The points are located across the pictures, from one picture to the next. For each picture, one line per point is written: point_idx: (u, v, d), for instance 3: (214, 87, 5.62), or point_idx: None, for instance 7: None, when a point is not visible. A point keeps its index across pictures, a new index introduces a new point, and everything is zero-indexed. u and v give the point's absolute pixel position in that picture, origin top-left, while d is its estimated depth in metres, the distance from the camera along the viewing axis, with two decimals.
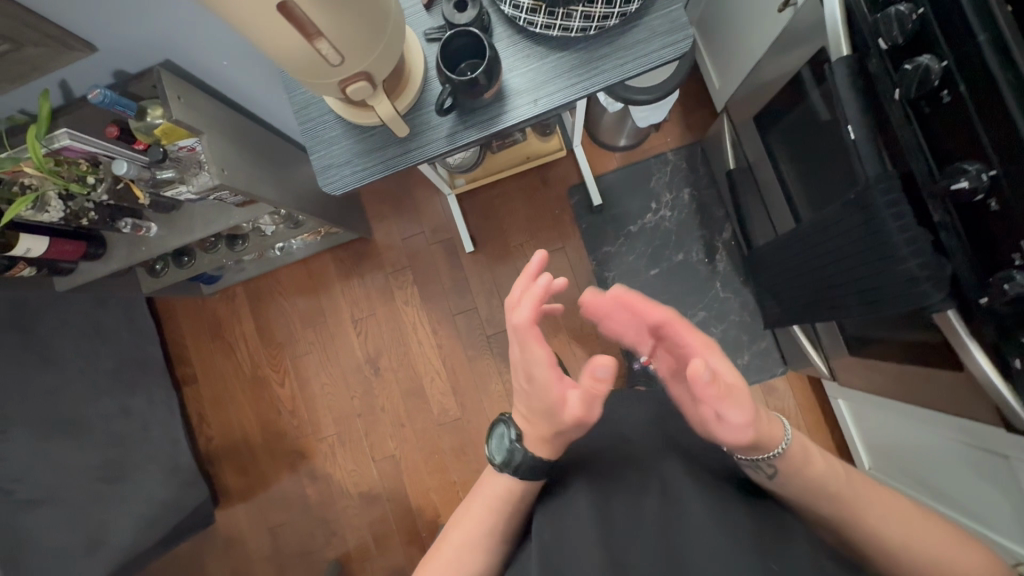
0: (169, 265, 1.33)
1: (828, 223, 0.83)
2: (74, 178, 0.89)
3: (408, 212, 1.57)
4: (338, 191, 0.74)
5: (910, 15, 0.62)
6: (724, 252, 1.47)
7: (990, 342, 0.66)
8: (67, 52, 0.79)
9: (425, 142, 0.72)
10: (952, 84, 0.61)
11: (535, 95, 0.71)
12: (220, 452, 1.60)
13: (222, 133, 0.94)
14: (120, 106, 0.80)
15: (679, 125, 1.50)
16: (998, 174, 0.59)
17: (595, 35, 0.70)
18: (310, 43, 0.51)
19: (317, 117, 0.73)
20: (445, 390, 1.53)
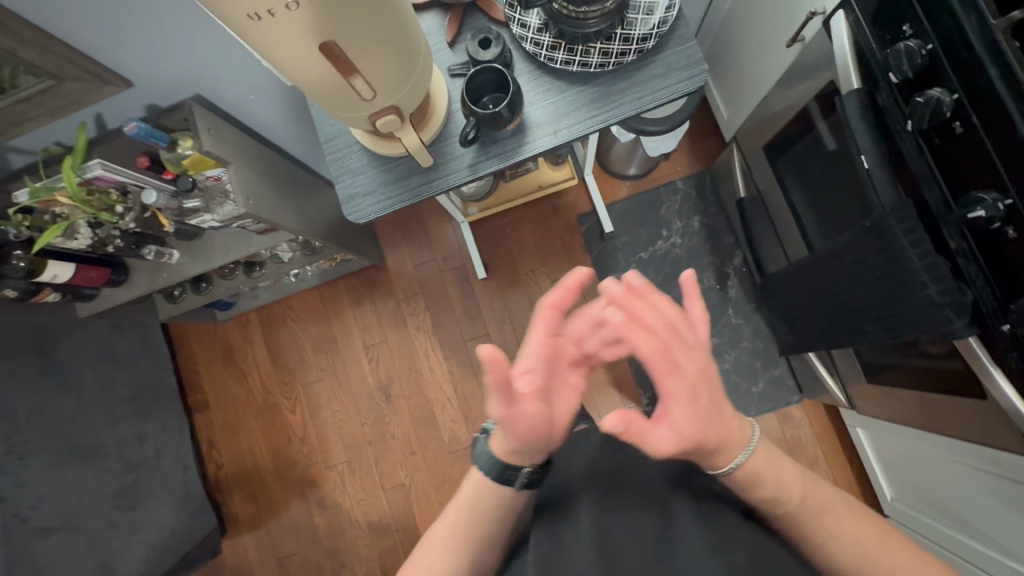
0: (187, 291, 1.35)
1: (841, 250, 0.83)
2: (104, 207, 0.92)
3: (420, 240, 1.59)
4: (362, 219, 0.76)
5: (919, 51, 0.64)
6: (735, 278, 1.48)
7: (1014, 370, 0.66)
8: (105, 86, 0.82)
9: (448, 172, 0.74)
10: (964, 115, 0.63)
11: (555, 127, 0.73)
12: (228, 480, 1.58)
13: (247, 163, 0.97)
14: (153, 138, 0.83)
15: (687, 154, 1.53)
16: (1014, 203, 0.60)
17: (613, 71, 0.72)
18: (345, 79, 0.53)
19: (343, 148, 0.75)
20: (457, 416, 1.52)
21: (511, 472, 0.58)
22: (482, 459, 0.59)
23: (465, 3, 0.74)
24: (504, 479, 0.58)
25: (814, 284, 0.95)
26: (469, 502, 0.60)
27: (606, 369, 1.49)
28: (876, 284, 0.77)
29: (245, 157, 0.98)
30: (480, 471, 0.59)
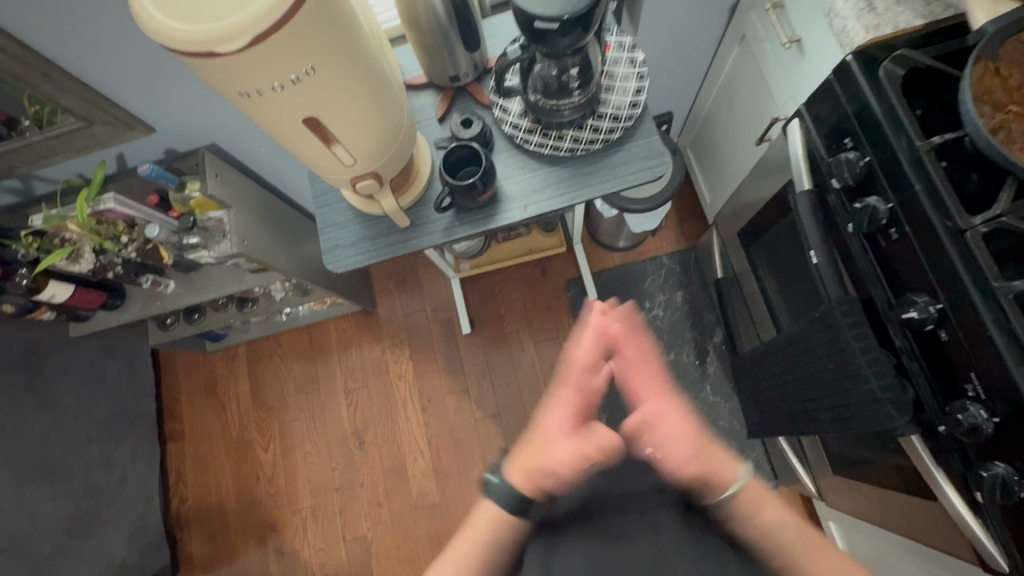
0: (179, 320, 1.40)
1: (797, 337, 0.86)
2: (110, 236, 0.99)
3: (412, 291, 1.65)
4: (339, 269, 0.81)
5: (858, 161, 0.70)
6: (714, 355, 1.50)
7: (956, 472, 0.67)
8: (129, 131, 0.92)
9: (423, 233, 0.79)
10: (899, 223, 0.68)
11: (525, 201, 0.79)
12: (189, 515, 1.55)
13: (249, 208, 1.05)
14: (163, 179, 0.91)
15: (674, 232, 1.60)
16: (944, 307, 0.64)
17: (583, 155, 0.79)
18: (328, 147, 0.60)
19: (331, 204, 0.82)
20: (427, 470, 1.50)
21: (526, 505, 0.68)
22: (496, 495, 0.68)
23: (455, 86, 0.83)
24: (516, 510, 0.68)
25: (776, 368, 0.97)
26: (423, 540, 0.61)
27: None
28: (826, 373, 0.79)
29: (247, 201, 1.05)
30: (495, 505, 0.68)
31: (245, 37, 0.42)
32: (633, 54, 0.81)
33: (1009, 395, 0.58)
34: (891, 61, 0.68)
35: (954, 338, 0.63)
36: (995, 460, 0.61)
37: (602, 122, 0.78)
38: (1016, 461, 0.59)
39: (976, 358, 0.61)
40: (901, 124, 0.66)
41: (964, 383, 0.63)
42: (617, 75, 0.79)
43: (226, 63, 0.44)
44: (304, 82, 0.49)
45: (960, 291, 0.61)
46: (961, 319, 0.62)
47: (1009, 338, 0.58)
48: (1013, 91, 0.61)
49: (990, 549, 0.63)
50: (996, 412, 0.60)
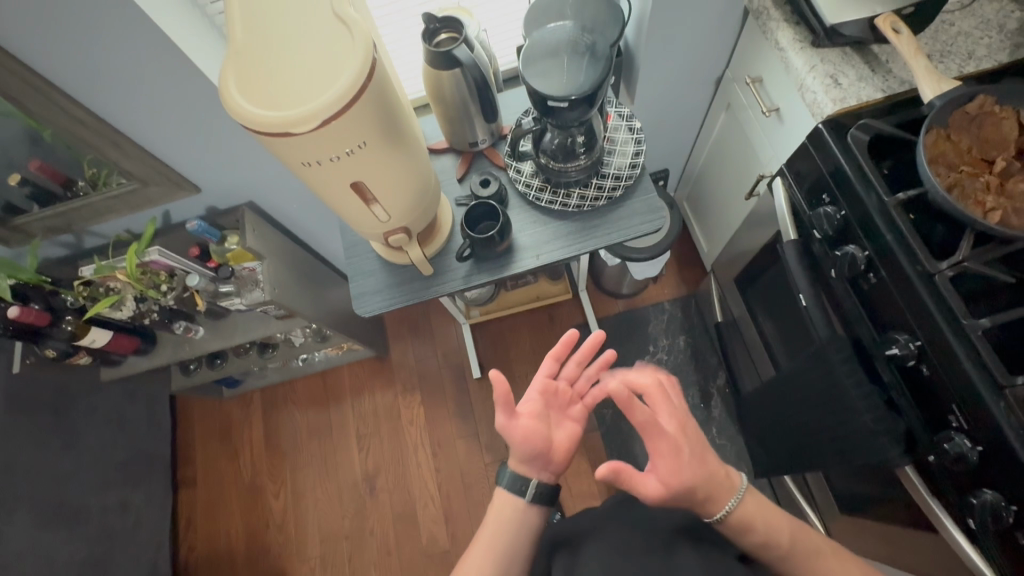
0: (202, 365, 1.46)
1: (793, 376, 0.92)
2: (151, 285, 1.07)
3: (424, 336, 1.71)
4: (367, 314, 0.88)
5: (836, 215, 0.79)
6: (718, 398, 1.54)
7: (951, 501, 0.70)
8: (178, 190, 1.01)
9: (444, 280, 0.87)
10: (876, 269, 0.75)
11: (538, 251, 0.87)
12: (197, 566, 1.54)
13: (281, 259, 1.14)
14: (207, 234, 1.01)
15: (674, 279, 1.68)
16: (923, 344, 0.70)
17: (589, 210, 0.88)
18: (367, 206, 0.68)
19: (360, 254, 0.90)
20: (437, 516, 1.50)
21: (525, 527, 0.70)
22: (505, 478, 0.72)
23: (474, 151, 0.94)
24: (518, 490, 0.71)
25: (776, 407, 1.01)
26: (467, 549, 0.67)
27: (590, 479, 1.49)
28: (823, 409, 0.84)
29: (279, 252, 1.14)
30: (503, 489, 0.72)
31: (315, 120, 0.52)
32: (631, 123, 0.92)
33: (989, 424, 0.63)
34: (857, 128, 0.78)
35: (934, 372, 0.69)
36: (984, 487, 0.65)
37: (606, 181, 0.88)
38: (1003, 487, 0.63)
39: (956, 390, 0.67)
40: (870, 182, 0.75)
41: (948, 415, 0.68)
42: (618, 140, 0.90)
43: (296, 140, 0.53)
44: (355, 154, 0.59)
45: (935, 329, 0.68)
46: (939, 355, 0.68)
47: (982, 371, 0.64)
48: (963, 153, 0.71)
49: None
50: (978, 440, 0.65)
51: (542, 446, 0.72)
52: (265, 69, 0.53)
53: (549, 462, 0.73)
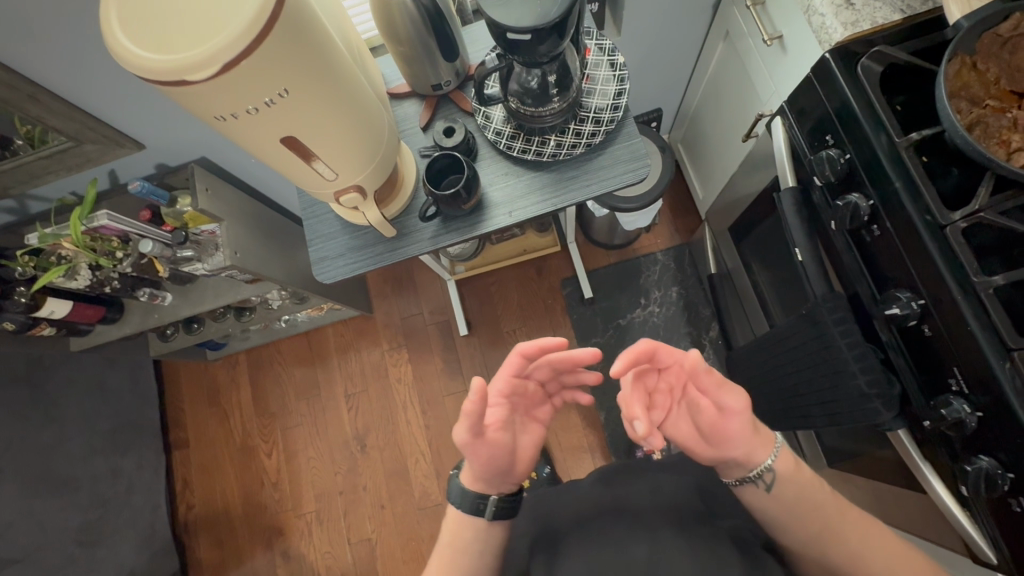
0: (178, 330, 1.42)
1: (785, 335, 0.87)
2: (104, 252, 1.01)
3: (408, 293, 1.66)
4: (328, 280, 0.82)
5: (839, 159, 0.71)
6: (711, 350, 1.50)
7: (944, 466, 0.67)
8: (117, 148, 0.94)
9: (409, 242, 0.80)
10: (880, 220, 0.68)
11: (511, 207, 0.80)
12: (196, 523, 1.57)
13: (241, 220, 1.06)
14: (155, 196, 0.93)
15: (668, 228, 1.61)
16: (926, 303, 0.64)
17: (565, 160, 0.80)
18: (308, 163, 0.61)
19: (319, 215, 0.83)
20: (428, 472, 1.51)
21: (482, 502, 0.68)
22: (455, 493, 0.70)
23: (438, 95, 0.84)
24: (475, 509, 0.69)
25: (768, 364, 0.97)
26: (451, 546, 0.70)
27: (580, 433, 1.48)
28: (813, 370, 0.80)
29: (238, 212, 1.06)
30: (453, 505, 0.70)
31: (215, 64, 0.43)
32: (614, 57, 0.81)
33: (992, 389, 0.59)
34: (868, 57, 0.68)
35: (937, 333, 0.64)
36: (979, 453, 0.62)
37: (584, 127, 0.79)
38: (1000, 454, 0.59)
39: (959, 353, 0.61)
40: (879, 120, 0.67)
41: (948, 378, 0.64)
42: (598, 79, 0.80)
43: (200, 90, 0.45)
44: (278, 104, 0.50)
45: (941, 286, 0.62)
46: (943, 315, 0.62)
47: (988, 333, 0.58)
48: (990, 86, 0.61)
49: (978, 541, 0.64)
50: (978, 405, 0.61)
51: (507, 457, 0.67)
52: (153, 7, 0.45)
53: (510, 474, 0.69)
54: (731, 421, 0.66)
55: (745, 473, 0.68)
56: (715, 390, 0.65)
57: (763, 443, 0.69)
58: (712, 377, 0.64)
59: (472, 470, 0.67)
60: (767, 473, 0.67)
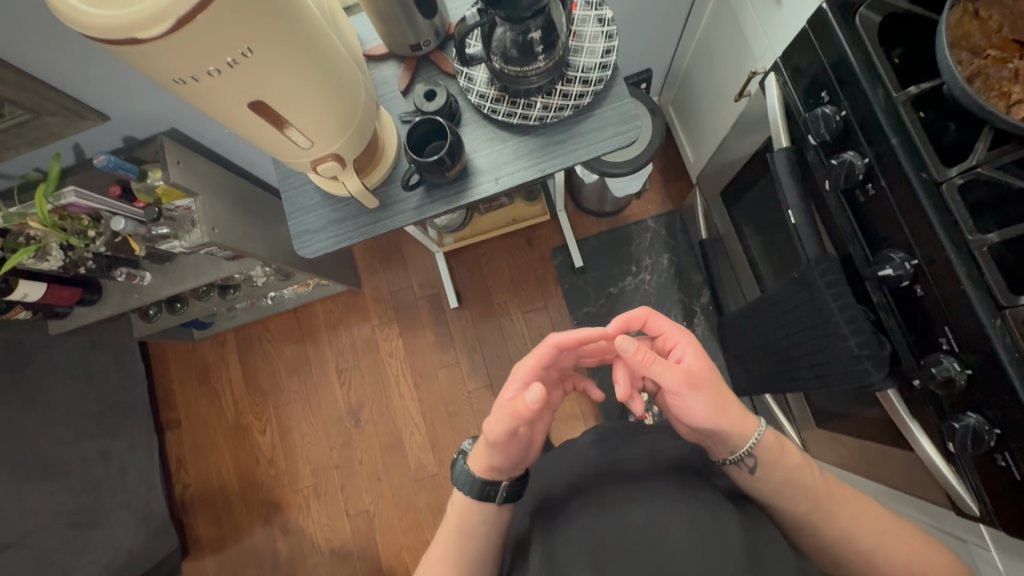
0: (161, 310, 1.39)
1: (777, 299, 0.86)
2: (76, 231, 0.98)
3: (397, 267, 1.63)
4: (311, 254, 0.79)
5: (834, 116, 0.69)
6: (702, 316, 1.50)
7: (931, 423, 0.68)
8: (79, 120, 0.89)
9: (393, 212, 0.78)
10: (875, 178, 0.67)
11: (497, 174, 0.77)
12: (194, 500, 1.58)
13: (217, 194, 1.02)
14: (121, 169, 0.89)
15: (658, 193, 1.58)
16: (920, 263, 0.63)
17: (553, 123, 0.77)
18: (281, 131, 0.57)
19: (297, 187, 0.80)
20: (423, 444, 1.52)
21: (491, 489, 0.66)
22: (463, 481, 0.67)
23: (418, 56, 0.80)
24: (485, 495, 0.66)
25: (760, 328, 0.97)
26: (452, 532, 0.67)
27: (573, 401, 1.49)
28: (804, 333, 0.80)
29: (213, 187, 1.02)
30: (462, 492, 0.67)
31: (168, 19, 0.40)
32: (602, 12, 0.77)
33: (981, 347, 0.58)
34: (866, 7, 0.65)
35: (929, 293, 0.63)
36: (967, 411, 0.62)
37: (572, 87, 0.75)
38: (988, 411, 0.60)
39: (951, 312, 0.61)
40: (876, 74, 0.64)
41: (939, 337, 0.64)
42: (585, 35, 0.76)
43: (153, 49, 0.42)
44: (241, 65, 0.47)
45: (934, 245, 0.61)
46: (936, 275, 0.62)
47: (980, 290, 0.58)
48: (992, 34, 0.59)
49: (961, 494, 0.66)
50: (968, 363, 0.61)
51: (527, 449, 0.66)
52: None
53: (525, 459, 0.68)
54: (690, 399, 0.63)
55: (733, 452, 0.65)
56: (642, 366, 0.62)
57: (746, 423, 0.66)
58: (641, 354, 0.61)
59: (491, 461, 0.65)
60: (749, 457, 0.64)
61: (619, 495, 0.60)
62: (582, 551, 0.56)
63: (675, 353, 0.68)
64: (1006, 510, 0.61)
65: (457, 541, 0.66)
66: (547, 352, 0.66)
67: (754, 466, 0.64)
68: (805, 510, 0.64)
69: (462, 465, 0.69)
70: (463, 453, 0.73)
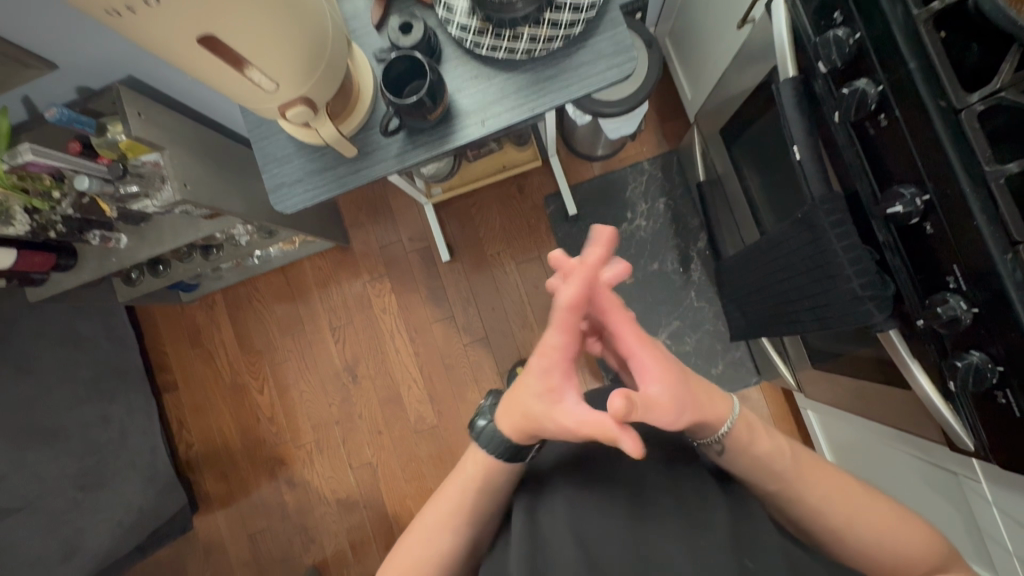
0: (144, 274, 1.34)
1: (779, 242, 0.83)
2: (39, 193, 0.93)
3: (385, 221, 1.58)
4: (289, 210, 0.75)
5: (848, 39, 0.63)
6: (699, 261, 1.48)
7: (931, 361, 0.67)
8: (25, 69, 0.82)
9: (374, 161, 0.73)
10: (888, 108, 0.62)
11: (483, 116, 0.72)
12: (198, 459, 1.61)
13: (185, 148, 0.96)
14: (77, 123, 0.83)
15: (654, 134, 1.52)
16: (931, 199, 0.60)
17: (541, 56, 0.70)
18: (240, 71, 0.52)
19: (269, 136, 0.74)
20: (422, 397, 1.53)
21: (524, 450, 0.60)
22: (487, 438, 0.60)
23: None
24: (516, 457, 0.60)
25: (759, 272, 0.95)
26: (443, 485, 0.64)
27: None
28: (806, 275, 0.77)
29: (181, 140, 0.96)
30: (485, 450, 0.61)
31: None
32: None
33: (991, 284, 0.56)
34: None
35: (939, 231, 0.60)
36: (970, 349, 0.61)
37: (562, 17, 0.66)
38: (991, 348, 0.58)
39: (961, 249, 0.59)
40: None
41: (945, 276, 0.61)
42: None
43: None
44: None
45: (948, 178, 0.57)
46: (947, 211, 0.59)
47: (994, 226, 0.55)
48: None
49: (958, 431, 0.66)
50: (975, 301, 0.59)
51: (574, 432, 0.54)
52: None
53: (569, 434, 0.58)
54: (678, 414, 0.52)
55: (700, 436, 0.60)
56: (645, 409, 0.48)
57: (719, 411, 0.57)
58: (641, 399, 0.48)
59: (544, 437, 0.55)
60: (717, 442, 0.59)
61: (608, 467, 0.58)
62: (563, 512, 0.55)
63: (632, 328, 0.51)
64: (1000, 443, 0.61)
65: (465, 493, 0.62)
66: (570, 321, 0.48)
67: (723, 450, 0.59)
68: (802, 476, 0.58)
69: (486, 425, 0.62)
70: (483, 415, 0.67)
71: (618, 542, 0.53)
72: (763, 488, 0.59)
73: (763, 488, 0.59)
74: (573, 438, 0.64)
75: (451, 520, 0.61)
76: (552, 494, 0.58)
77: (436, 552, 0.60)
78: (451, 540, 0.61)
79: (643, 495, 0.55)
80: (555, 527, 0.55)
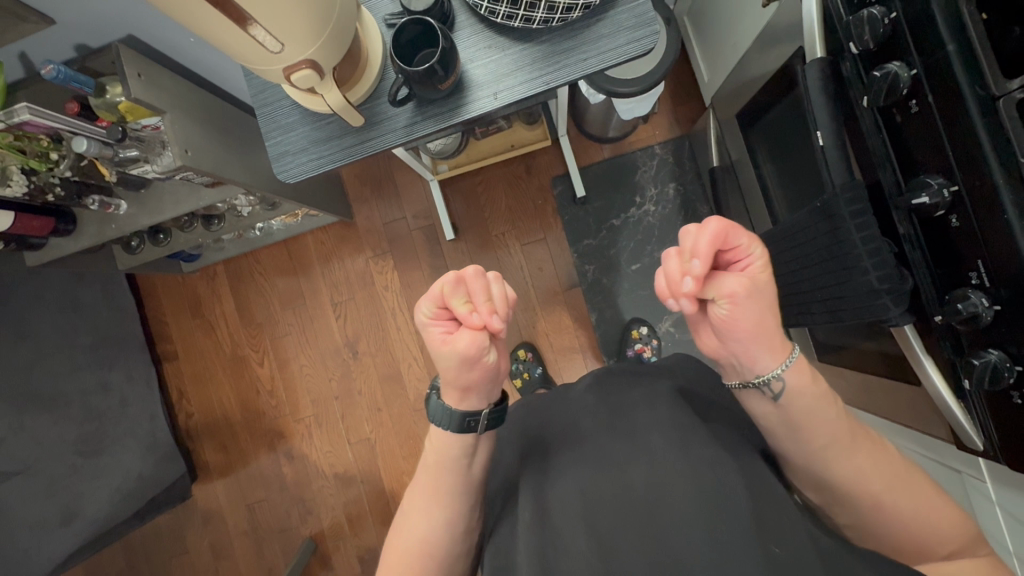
0: (144, 241, 1.33)
1: (794, 232, 0.81)
2: (36, 154, 0.91)
3: (389, 197, 1.55)
4: (292, 178, 0.73)
5: (883, 19, 0.60)
6: None
7: (945, 358, 0.66)
8: (21, 23, 0.79)
9: (381, 132, 0.70)
10: (920, 93, 0.59)
11: (495, 89, 0.69)
12: (198, 429, 1.61)
13: (186, 112, 0.93)
14: (75, 82, 0.79)
15: (667, 117, 1.48)
16: (960, 190, 0.58)
17: (559, 27, 0.67)
18: (243, 29, 0.49)
19: (273, 102, 0.71)
20: (422, 375, 1.53)
21: (471, 420, 0.63)
22: (440, 415, 0.64)
23: None
24: (464, 427, 0.64)
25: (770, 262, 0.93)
26: (433, 461, 0.65)
27: (572, 334, 1.48)
28: (821, 266, 0.75)
29: (182, 104, 0.93)
30: (439, 426, 0.65)
31: None
32: None
33: (1016, 282, 0.54)
34: None
35: (965, 224, 0.58)
36: (989, 347, 0.59)
37: None
38: (1011, 347, 0.57)
39: (987, 244, 0.56)
40: None
41: (968, 271, 0.59)
42: None
43: None
44: None
45: (980, 169, 0.55)
46: (976, 204, 0.56)
47: None
48: None
49: (965, 429, 0.65)
50: (998, 298, 0.57)
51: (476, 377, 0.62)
52: None
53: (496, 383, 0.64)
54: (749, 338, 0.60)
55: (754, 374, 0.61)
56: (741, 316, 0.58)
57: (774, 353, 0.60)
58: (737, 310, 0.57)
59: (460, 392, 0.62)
60: (776, 381, 0.59)
61: (620, 450, 0.60)
62: (574, 498, 0.57)
63: (740, 266, 0.58)
64: (1010, 446, 0.60)
65: (443, 475, 0.64)
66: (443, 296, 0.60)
67: (777, 393, 0.60)
68: (823, 445, 0.58)
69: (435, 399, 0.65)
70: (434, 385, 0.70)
71: (630, 536, 0.53)
72: (809, 446, 0.59)
73: (809, 446, 0.59)
74: (583, 418, 0.66)
75: (434, 500, 0.64)
76: (562, 480, 0.60)
77: (426, 526, 0.63)
78: (450, 521, 0.64)
79: (659, 485, 0.55)
80: (565, 509, 0.57)
